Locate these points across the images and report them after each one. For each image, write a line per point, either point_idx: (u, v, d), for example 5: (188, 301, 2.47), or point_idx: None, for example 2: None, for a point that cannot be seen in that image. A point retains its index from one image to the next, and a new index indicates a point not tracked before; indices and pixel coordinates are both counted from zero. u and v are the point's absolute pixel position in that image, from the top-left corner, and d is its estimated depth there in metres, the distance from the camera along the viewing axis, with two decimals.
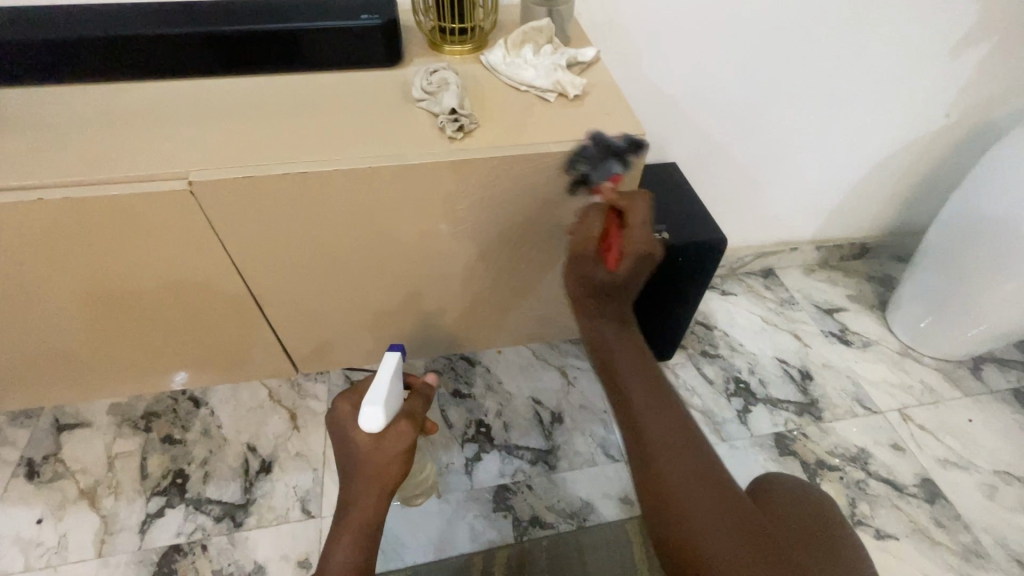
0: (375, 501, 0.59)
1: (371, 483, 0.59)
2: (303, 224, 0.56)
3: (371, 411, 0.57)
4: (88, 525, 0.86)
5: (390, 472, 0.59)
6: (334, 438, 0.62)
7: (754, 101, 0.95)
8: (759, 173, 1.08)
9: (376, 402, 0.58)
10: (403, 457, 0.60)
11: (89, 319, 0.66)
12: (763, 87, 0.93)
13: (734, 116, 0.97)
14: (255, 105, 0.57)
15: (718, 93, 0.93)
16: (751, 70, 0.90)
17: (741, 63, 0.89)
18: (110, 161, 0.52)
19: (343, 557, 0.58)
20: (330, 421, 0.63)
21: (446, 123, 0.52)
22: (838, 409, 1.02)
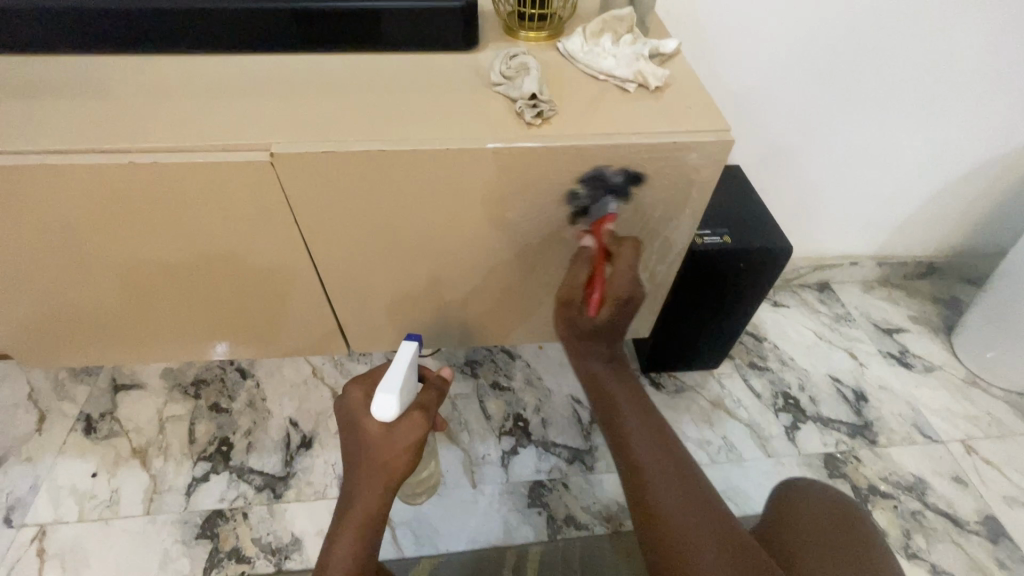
0: (380, 494, 0.60)
1: (377, 475, 0.60)
2: (372, 202, 0.56)
3: (385, 400, 0.57)
4: (139, 483, 0.89)
5: (397, 467, 0.60)
6: (345, 426, 0.63)
7: (829, 106, 0.91)
8: (825, 183, 1.03)
9: (392, 390, 0.58)
10: (411, 453, 0.60)
11: (157, 283, 0.68)
12: (840, 92, 0.89)
13: (805, 121, 0.93)
14: (332, 83, 0.57)
15: (790, 96, 0.89)
16: (830, 71, 0.86)
17: (819, 66, 0.85)
18: (195, 129, 0.53)
19: (346, 552, 0.59)
20: (342, 409, 0.64)
21: (525, 108, 0.51)
22: (894, 433, 0.97)
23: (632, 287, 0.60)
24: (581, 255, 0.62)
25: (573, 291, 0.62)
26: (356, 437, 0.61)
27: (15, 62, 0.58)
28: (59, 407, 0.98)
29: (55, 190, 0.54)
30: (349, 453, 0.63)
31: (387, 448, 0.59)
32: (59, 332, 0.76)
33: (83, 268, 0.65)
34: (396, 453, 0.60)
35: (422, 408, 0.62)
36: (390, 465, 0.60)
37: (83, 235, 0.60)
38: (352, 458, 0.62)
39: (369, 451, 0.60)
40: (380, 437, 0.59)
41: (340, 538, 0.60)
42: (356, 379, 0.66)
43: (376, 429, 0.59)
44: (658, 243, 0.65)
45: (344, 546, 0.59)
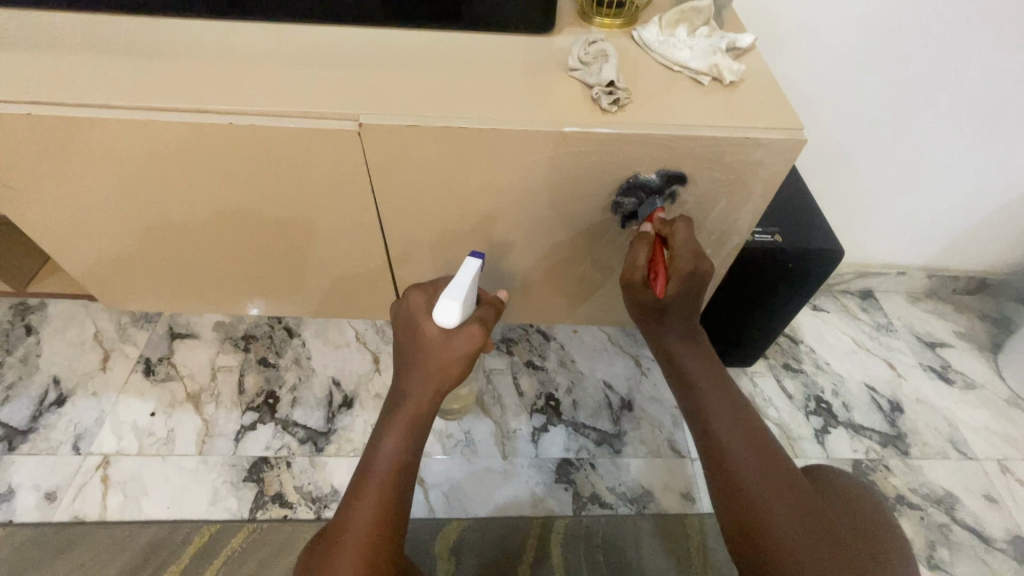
0: (431, 395, 0.65)
1: (429, 379, 0.64)
2: (440, 177, 0.59)
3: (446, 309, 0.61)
4: (192, 426, 0.95)
5: (450, 371, 0.64)
6: (404, 327, 0.68)
7: (896, 111, 0.89)
8: (881, 190, 1.02)
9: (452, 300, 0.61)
10: (463, 360, 0.64)
11: (230, 239, 0.72)
12: (909, 98, 0.87)
13: (869, 124, 0.91)
14: (411, 59, 0.60)
15: (856, 98, 0.87)
16: (902, 74, 0.84)
17: (892, 69, 0.83)
18: (282, 95, 0.56)
19: (392, 445, 0.63)
20: (401, 312, 0.68)
21: (601, 95, 0.52)
22: (926, 447, 0.97)
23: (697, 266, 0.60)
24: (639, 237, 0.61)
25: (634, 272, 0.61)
26: (415, 339, 0.66)
27: (119, 22, 0.63)
28: (122, 349, 1.05)
29: (151, 144, 0.58)
30: (404, 354, 0.67)
31: (443, 354, 0.64)
32: (133, 278, 0.81)
33: (165, 219, 0.69)
34: (449, 359, 0.64)
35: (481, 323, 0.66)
36: (443, 370, 0.64)
37: (170, 189, 0.64)
38: (409, 358, 0.66)
39: (427, 354, 0.65)
40: (439, 341, 0.63)
41: (388, 431, 0.64)
42: (418, 287, 0.69)
43: (436, 336, 0.63)
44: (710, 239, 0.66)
45: (392, 440, 0.63)
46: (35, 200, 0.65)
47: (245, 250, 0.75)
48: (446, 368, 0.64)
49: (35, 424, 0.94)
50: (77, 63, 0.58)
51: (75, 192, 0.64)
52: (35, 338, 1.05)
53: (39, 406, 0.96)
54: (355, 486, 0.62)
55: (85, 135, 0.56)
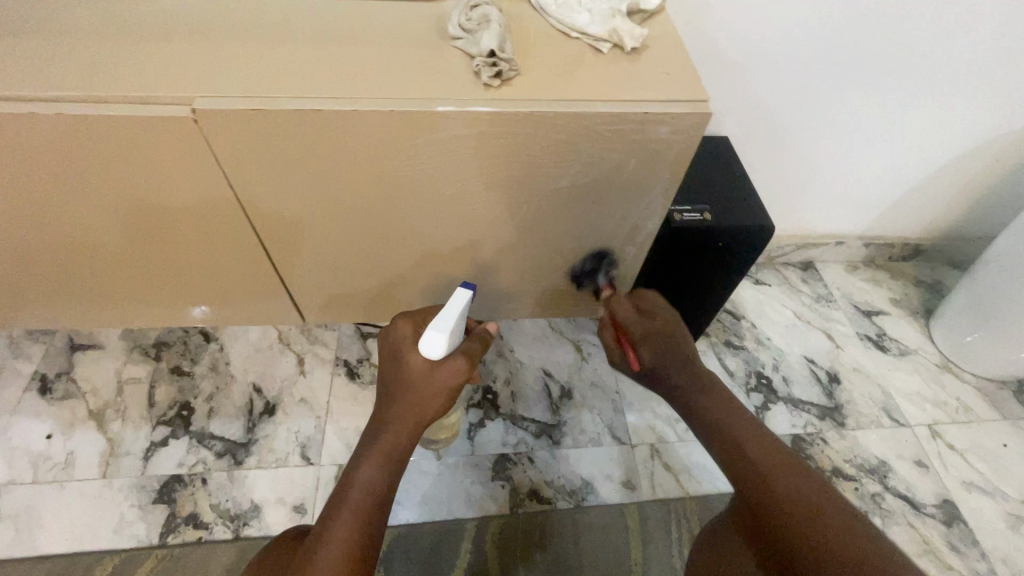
0: (410, 430, 0.61)
1: (409, 411, 0.61)
2: (310, 166, 0.52)
3: (434, 336, 0.58)
4: (95, 446, 0.87)
5: (433, 405, 0.62)
6: (390, 356, 0.65)
7: (825, 77, 0.86)
8: (815, 160, 0.99)
9: (441, 328, 0.59)
10: (444, 395, 0.62)
11: (100, 245, 0.64)
12: (837, 64, 0.84)
13: (800, 92, 0.88)
14: (279, 31, 0.52)
15: (785, 65, 0.83)
16: (828, 39, 0.81)
17: (818, 33, 0.80)
18: (117, 78, 0.48)
19: (369, 474, 0.58)
20: (389, 341, 0.66)
21: (482, 67, 0.46)
22: (862, 417, 0.97)
23: (648, 327, 0.66)
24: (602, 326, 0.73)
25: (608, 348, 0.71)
26: (398, 370, 0.63)
27: None
28: (13, 365, 0.95)
29: None
30: (387, 386, 0.64)
31: (425, 385, 0.61)
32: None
33: (13, 225, 0.60)
34: (431, 392, 0.61)
35: (466, 355, 0.63)
36: (424, 404, 0.62)
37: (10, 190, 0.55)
38: (391, 390, 0.63)
39: (410, 387, 0.62)
40: (424, 373, 0.62)
41: (365, 460, 0.59)
42: (404, 318, 0.67)
43: (421, 366, 0.62)
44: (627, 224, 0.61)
45: (367, 468, 0.58)
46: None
47: (121, 255, 0.67)
48: (427, 402, 0.61)
49: None
50: None
51: None
52: None
53: None
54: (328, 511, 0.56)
55: None
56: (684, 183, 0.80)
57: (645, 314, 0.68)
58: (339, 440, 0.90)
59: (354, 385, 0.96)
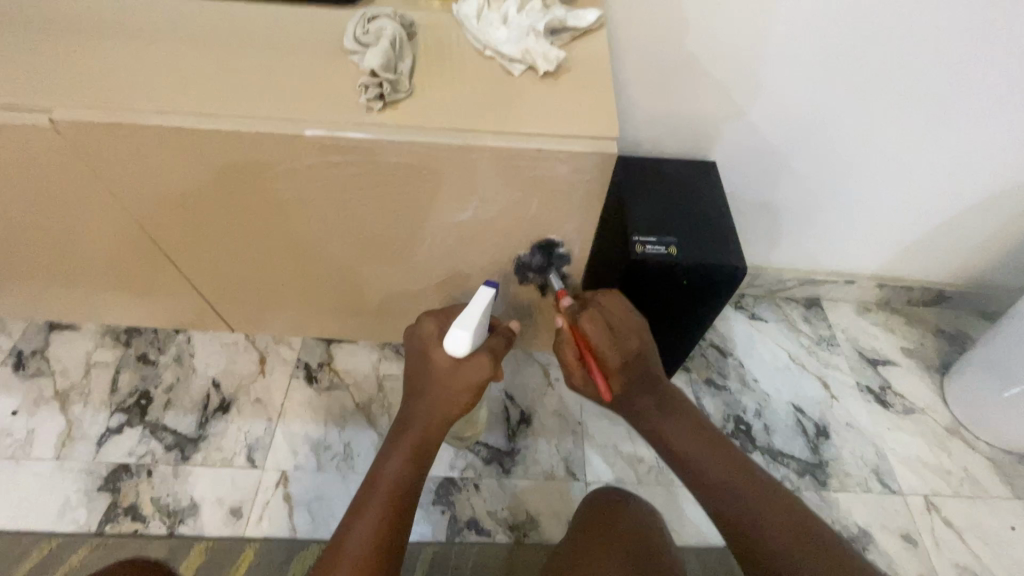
0: (438, 422, 0.64)
1: (438, 406, 0.64)
2: (190, 175, 0.51)
3: (461, 334, 0.56)
4: (55, 427, 0.89)
5: (461, 398, 0.63)
6: (415, 353, 0.66)
7: (827, 99, 0.78)
8: (819, 192, 0.90)
9: (466, 326, 0.56)
10: (475, 388, 0.63)
11: (39, 241, 0.64)
12: (837, 91, 0.76)
13: (797, 118, 0.80)
14: (202, 39, 0.51)
15: (775, 90, 0.77)
16: (825, 59, 0.73)
17: (814, 55, 0.73)
18: (24, 85, 0.48)
19: (397, 465, 0.62)
20: (413, 338, 0.66)
21: (367, 88, 0.47)
22: (848, 478, 0.88)
23: (625, 351, 0.64)
24: (561, 337, 0.65)
25: (572, 369, 0.65)
26: (425, 366, 0.64)
27: None
28: None
29: None
30: (414, 380, 0.66)
31: (453, 380, 0.63)
32: None
33: None
34: (458, 387, 0.63)
35: (491, 352, 0.64)
36: (451, 400, 0.64)
37: None
38: (418, 385, 0.65)
39: (436, 384, 0.63)
40: (449, 371, 0.63)
41: (393, 453, 0.63)
42: (428, 316, 0.66)
43: (445, 362, 0.62)
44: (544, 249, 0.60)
45: (397, 460, 0.62)
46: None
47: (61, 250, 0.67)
48: (453, 398, 0.63)
49: None
50: None
51: None
52: None
53: None
54: (359, 497, 0.60)
55: None
56: (653, 210, 0.73)
57: (620, 335, 0.64)
58: (286, 444, 0.89)
59: (309, 389, 0.95)
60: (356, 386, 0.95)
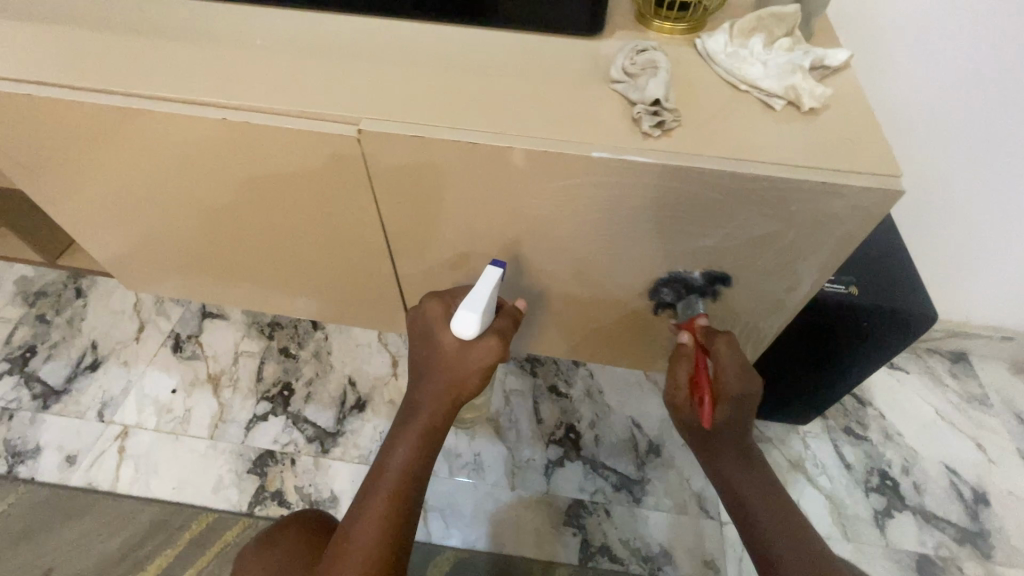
0: (446, 407, 0.59)
1: (445, 389, 0.59)
2: (410, 187, 0.52)
3: (469, 316, 0.52)
4: (208, 409, 0.95)
5: (469, 382, 0.58)
6: (420, 338, 0.61)
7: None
8: (998, 243, 0.84)
9: (476, 308, 0.52)
10: (483, 371, 0.58)
11: (237, 241, 0.67)
12: None
13: (988, 165, 0.75)
14: (440, 57, 0.53)
15: (966, 136, 0.73)
16: None
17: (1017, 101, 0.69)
18: (279, 92, 0.50)
19: (404, 455, 0.58)
20: (416, 320, 0.61)
21: (644, 115, 0.43)
22: (1016, 552, 0.82)
23: (751, 387, 0.53)
24: (680, 351, 0.55)
25: (676, 392, 0.54)
26: (429, 349, 0.60)
27: None
28: (156, 321, 1.06)
29: (148, 131, 0.52)
30: (417, 361, 0.61)
31: (461, 363, 0.58)
32: (137, 267, 0.77)
33: (167, 211, 0.65)
34: (466, 370, 0.58)
35: (501, 334, 0.58)
36: (459, 383, 0.59)
37: (171, 181, 0.59)
38: (423, 369, 0.60)
39: (441, 366, 0.58)
40: (455, 353, 0.58)
41: (399, 442, 0.59)
42: (433, 295, 0.62)
43: (451, 343, 0.58)
44: (752, 291, 0.53)
45: (403, 450, 0.58)
46: (41, 182, 0.62)
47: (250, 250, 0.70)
48: (460, 382, 0.59)
49: (69, 386, 0.98)
50: (88, 40, 0.54)
51: (80, 177, 0.60)
52: (82, 301, 1.09)
53: (75, 369, 1.00)
54: (363, 493, 0.57)
55: (84, 119, 0.52)
56: None
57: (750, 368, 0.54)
58: None
59: None
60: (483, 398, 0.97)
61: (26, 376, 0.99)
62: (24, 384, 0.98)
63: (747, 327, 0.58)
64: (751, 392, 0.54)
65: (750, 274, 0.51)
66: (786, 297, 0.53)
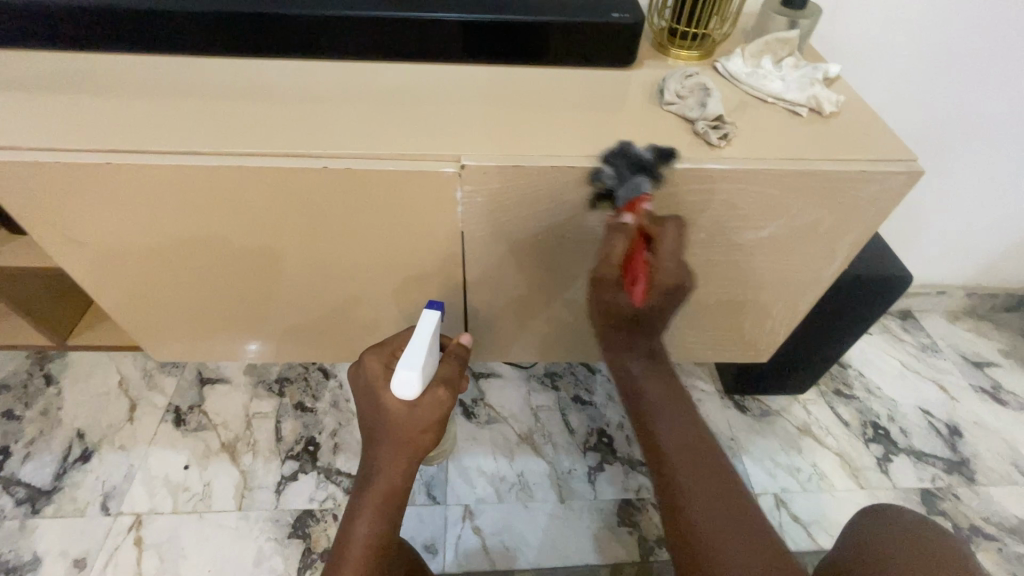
0: (404, 467, 0.59)
1: (399, 450, 0.59)
2: (491, 216, 0.55)
3: (408, 375, 0.54)
4: (230, 479, 0.89)
5: (423, 439, 0.59)
6: (364, 401, 0.61)
7: (955, 134, 0.87)
8: (938, 211, 0.99)
9: (414, 366, 0.55)
10: (436, 427, 0.59)
11: (285, 292, 0.66)
12: (967, 126, 0.86)
13: (932, 146, 0.89)
14: (496, 94, 0.58)
15: (920, 121, 0.85)
16: (961, 99, 0.83)
17: (963, 87, 0.81)
18: (356, 137, 0.52)
19: (366, 525, 0.59)
20: (359, 383, 0.62)
21: (708, 129, 0.51)
22: (992, 472, 0.95)
23: (682, 275, 0.55)
24: (614, 229, 0.52)
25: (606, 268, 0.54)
26: (377, 412, 0.59)
27: (183, 62, 0.59)
28: (149, 397, 0.99)
29: (217, 188, 0.52)
30: (365, 424, 0.61)
31: (411, 423, 0.58)
32: (156, 334, 0.73)
33: (210, 270, 0.62)
34: (418, 429, 0.58)
35: (446, 383, 0.60)
36: (413, 440, 0.59)
37: (230, 239, 0.58)
38: (373, 432, 0.60)
39: (392, 428, 0.58)
40: (402, 417, 0.58)
41: (359, 516, 0.59)
42: (373, 349, 0.63)
43: (398, 408, 0.57)
44: (788, 273, 0.62)
45: (364, 521, 0.59)
46: (73, 254, 0.59)
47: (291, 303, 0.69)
48: (414, 440, 0.59)
49: (60, 483, 0.88)
50: (139, 107, 0.53)
51: (123, 245, 0.58)
52: (56, 388, 0.99)
53: (63, 464, 0.90)
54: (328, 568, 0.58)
55: (148, 183, 0.51)
56: None
57: (685, 260, 0.54)
58: (463, 480, 0.91)
59: (471, 425, 0.97)
60: (513, 419, 0.99)
61: (3, 481, 0.88)
62: (3, 490, 0.87)
63: (787, 305, 0.67)
64: (683, 283, 0.55)
65: (789, 258, 0.59)
66: (815, 274, 0.62)
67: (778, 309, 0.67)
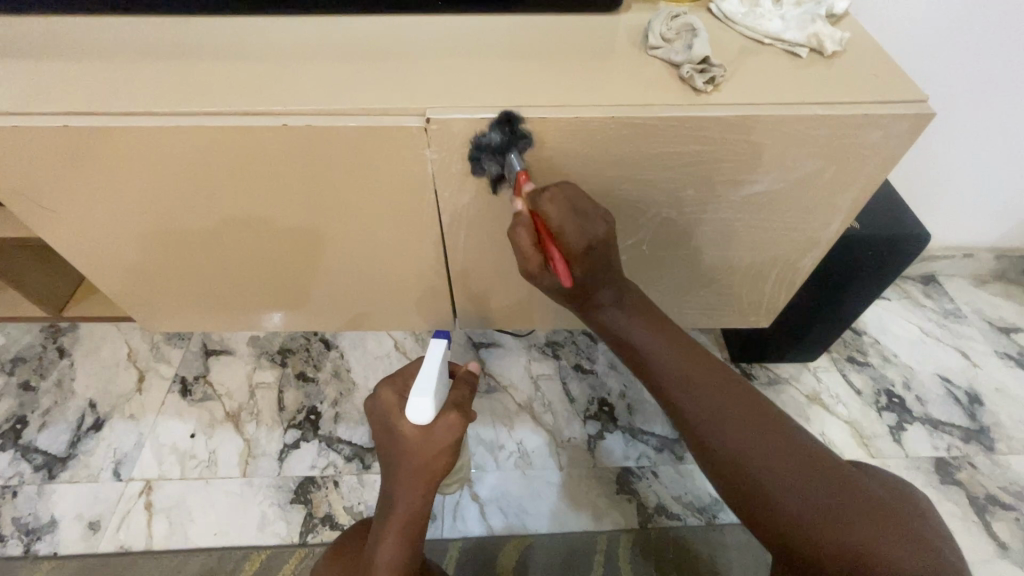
0: (422, 491, 0.59)
1: (416, 477, 0.59)
2: (466, 174, 0.52)
3: (421, 401, 0.56)
4: (234, 446, 0.91)
5: (439, 463, 0.59)
6: (378, 427, 0.62)
7: (987, 79, 0.80)
8: (962, 169, 0.92)
9: (426, 393, 0.57)
10: (451, 450, 0.59)
11: (269, 260, 0.65)
12: (1001, 71, 0.79)
13: (960, 95, 0.82)
14: (471, 44, 0.54)
15: (946, 67, 0.79)
16: (994, 40, 0.76)
17: (995, 26, 0.74)
18: (321, 92, 0.49)
19: (387, 551, 0.59)
20: (373, 412, 0.62)
21: (694, 74, 0.47)
22: (1013, 440, 0.91)
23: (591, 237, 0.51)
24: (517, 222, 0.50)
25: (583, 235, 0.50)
26: (393, 439, 0.60)
27: (151, 21, 0.57)
28: (156, 368, 1.01)
29: (182, 151, 0.50)
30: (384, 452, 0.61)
31: (425, 449, 0.58)
32: (147, 303, 0.73)
33: (190, 238, 0.62)
34: (432, 454, 0.58)
35: (459, 408, 0.60)
36: (427, 466, 0.59)
37: (205, 206, 0.57)
38: (390, 463, 0.60)
39: (408, 453, 0.58)
40: (419, 441, 0.58)
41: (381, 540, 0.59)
42: (386, 380, 0.63)
43: (413, 432, 0.58)
44: (787, 231, 0.58)
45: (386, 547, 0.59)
46: (52, 222, 0.58)
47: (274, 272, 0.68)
48: (429, 466, 0.58)
49: (74, 451, 0.91)
50: (102, 69, 0.51)
51: (100, 215, 0.58)
52: (68, 360, 1.02)
53: (77, 432, 0.93)
54: None
55: (113, 148, 0.50)
56: None
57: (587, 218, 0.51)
58: None
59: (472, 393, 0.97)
60: (513, 387, 0.98)
61: (22, 449, 0.91)
62: (22, 457, 0.90)
63: (785, 266, 0.63)
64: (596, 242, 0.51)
65: (787, 214, 0.56)
66: (816, 232, 0.58)
67: (779, 270, 0.64)
